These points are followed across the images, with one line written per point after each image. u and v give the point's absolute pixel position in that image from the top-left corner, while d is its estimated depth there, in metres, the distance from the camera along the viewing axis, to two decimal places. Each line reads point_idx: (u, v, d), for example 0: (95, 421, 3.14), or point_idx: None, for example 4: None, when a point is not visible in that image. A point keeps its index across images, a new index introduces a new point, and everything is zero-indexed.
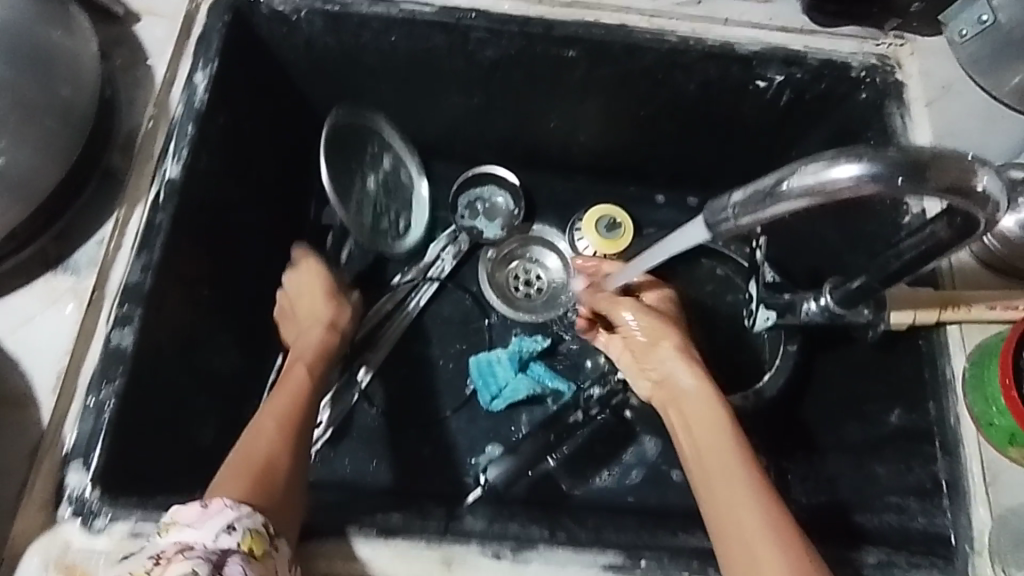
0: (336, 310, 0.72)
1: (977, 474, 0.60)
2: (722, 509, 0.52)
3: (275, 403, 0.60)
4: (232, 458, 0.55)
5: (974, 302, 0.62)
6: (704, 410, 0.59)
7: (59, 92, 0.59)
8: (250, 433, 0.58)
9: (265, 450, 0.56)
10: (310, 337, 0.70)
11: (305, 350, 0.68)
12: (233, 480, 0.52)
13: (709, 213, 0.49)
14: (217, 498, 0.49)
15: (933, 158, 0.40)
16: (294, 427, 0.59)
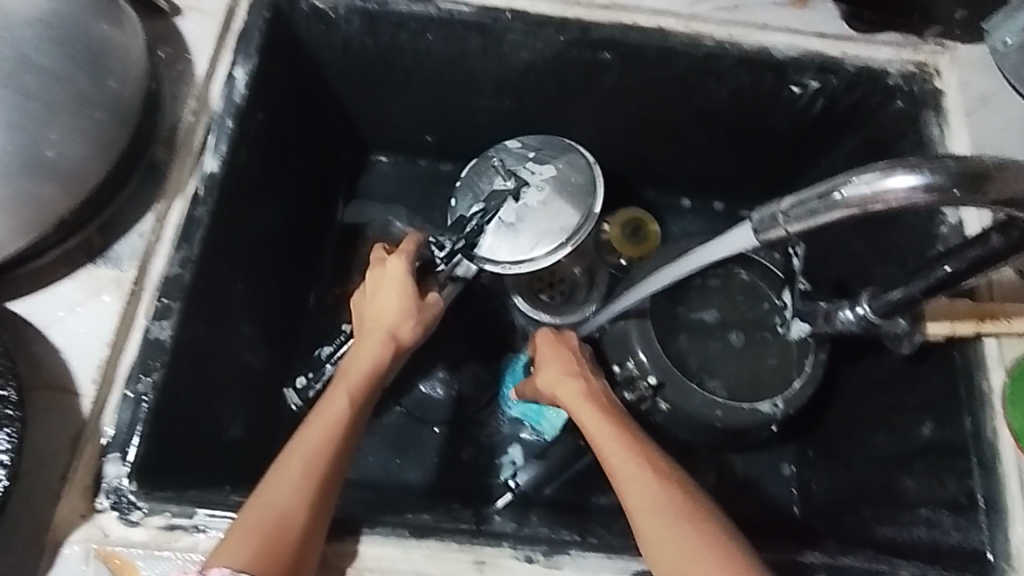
0: (398, 322, 0.66)
1: (1016, 493, 0.59)
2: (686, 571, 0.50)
3: (305, 438, 0.56)
4: (250, 505, 0.52)
5: (1014, 315, 0.61)
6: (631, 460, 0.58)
7: (107, 85, 0.60)
8: (274, 472, 0.55)
9: (281, 504, 0.52)
10: (362, 355, 0.64)
11: (356, 372, 0.63)
12: (238, 542, 0.49)
13: (757, 220, 0.48)
14: (215, 569, 0.48)
15: (995, 168, 0.38)
16: (321, 469, 0.55)
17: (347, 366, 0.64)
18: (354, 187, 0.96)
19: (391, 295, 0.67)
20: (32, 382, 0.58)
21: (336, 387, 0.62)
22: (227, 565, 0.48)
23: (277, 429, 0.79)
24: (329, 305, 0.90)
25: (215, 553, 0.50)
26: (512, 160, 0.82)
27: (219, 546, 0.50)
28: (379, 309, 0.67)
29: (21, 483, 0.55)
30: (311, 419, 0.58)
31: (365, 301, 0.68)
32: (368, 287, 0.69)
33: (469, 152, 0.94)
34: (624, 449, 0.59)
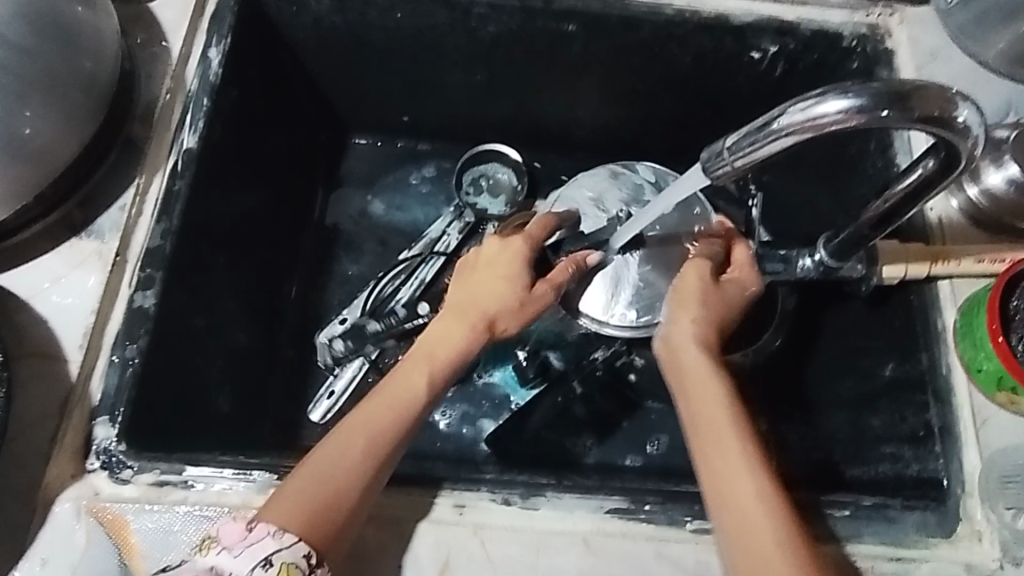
0: (500, 312, 0.64)
1: (969, 417, 0.62)
2: (739, 517, 0.52)
3: (373, 417, 0.57)
4: (308, 466, 0.53)
5: (964, 256, 0.64)
6: (716, 392, 0.58)
7: (84, 64, 0.62)
8: (337, 441, 0.55)
9: (337, 482, 0.53)
10: (450, 339, 0.63)
11: (436, 350, 0.62)
12: (294, 504, 0.51)
13: (706, 160, 0.51)
14: (264, 524, 0.50)
15: (915, 90, 0.43)
16: (383, 452, 0.55)
17: (433, 342, 0.63)
18: (335, 170, 0.97)
19: (505, 279, 0.66)
20: (19, 350, 0.60)
21: (416, 364, 0.61)
22: (275, 522, 0.50)
23: (264, 401, 0.81)
24: (312, 283, 0.91)
25: (267, 507, 0.52)
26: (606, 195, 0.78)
27: (273, 498, 0.52)
28: (483, 292, 0.65)
29: (12, 445, 0.57)
30: (380, 395, 0.58)
31: (465, 281, 0.67)
32: (481, 260, 0.68)
33: (445, 130, 0.96)
34: (712, 380, 0.59)
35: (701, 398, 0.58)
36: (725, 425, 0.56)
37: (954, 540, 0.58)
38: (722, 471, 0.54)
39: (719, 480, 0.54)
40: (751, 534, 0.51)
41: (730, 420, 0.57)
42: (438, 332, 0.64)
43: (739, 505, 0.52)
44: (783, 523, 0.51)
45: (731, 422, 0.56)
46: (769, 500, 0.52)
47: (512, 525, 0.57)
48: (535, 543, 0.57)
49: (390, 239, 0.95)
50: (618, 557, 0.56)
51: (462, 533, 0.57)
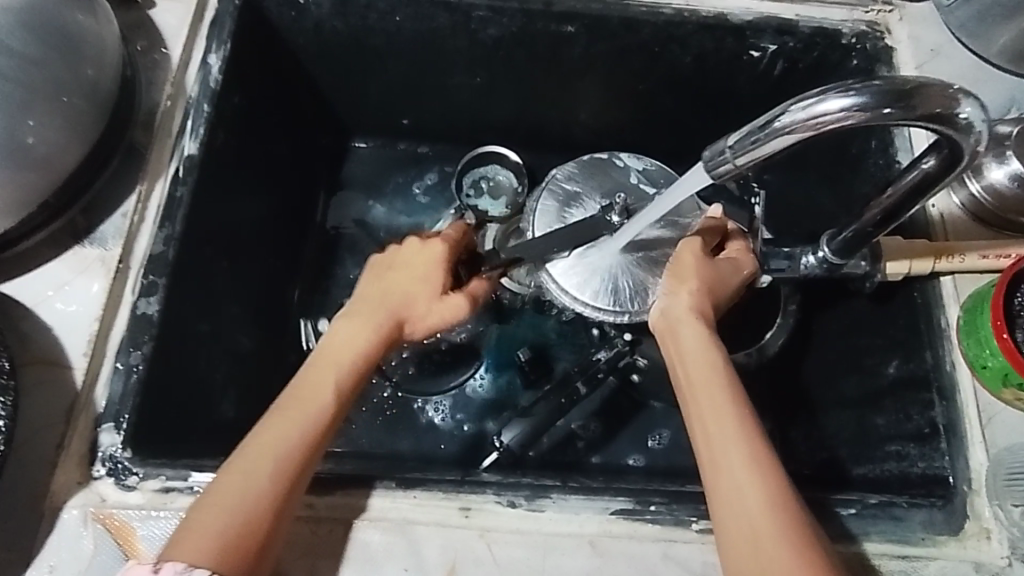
0: (405, 313, 0.63)
1: (973, 415, 0.62)
2: (736, 499, 0.49)
3: (284, 430, 0.53)
4: (212, 495, 0.50)
5: (967, 251, 0.64)
6: (716, 382, 0.55)
7: (85, 72, 0.62)
8: (241, 461, 0.51)
9: (248, 506, 0.49)
10: (357, 341, 0.60)
11: (343, 353, 0.59)
12: (202, 537, 0.48)
13: (707, 158, 0.51)
14: (170, 564, 0.46)
15: (917, 87, 0.43)
16: (294, 468, 0.52)
17: (339, 348, 0.59)
18: (335, 174, 0.97)
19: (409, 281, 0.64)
20: (25, 358, 0.60)
21: (324, 370, 0.57)
22: (182, 562, 0.46)
23: (268, 406, 0.81)
24: (315, 287, 0.91)
25: (169, 546, 0.48)
26: (603, 187, 0.75)
27: (174, 537, 0.48)
28: (394, 295, 0.63)
29: (19, 453, 0.57)
30: (289, 403, 0.55)
31: (379, 282, 0.64)
32: (394, 263, 0.66)
33: (445, 133, 0.96)
34: (711, 371, 0.56)
35: (701, 388, 0.55)
36: (726, 414, 0.53)
37: (962, 538, 0.58)
38: (724, 464, 0.50)
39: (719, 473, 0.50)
40: (749, 515, 0.48)
41: (730, 409, 0.53)
42: (344, 334, 0.60)
43: (741, 498, 0.49)
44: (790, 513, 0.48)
45: (732, 410, 0.53)
46: (773, 489, 0.49)
47: (517, 527, 0.57)
48: (541, 546, 0.56)
49: (391, 243, 0.95)
50: (625, 559, 0.56)
51: (468, 536, 0.57)
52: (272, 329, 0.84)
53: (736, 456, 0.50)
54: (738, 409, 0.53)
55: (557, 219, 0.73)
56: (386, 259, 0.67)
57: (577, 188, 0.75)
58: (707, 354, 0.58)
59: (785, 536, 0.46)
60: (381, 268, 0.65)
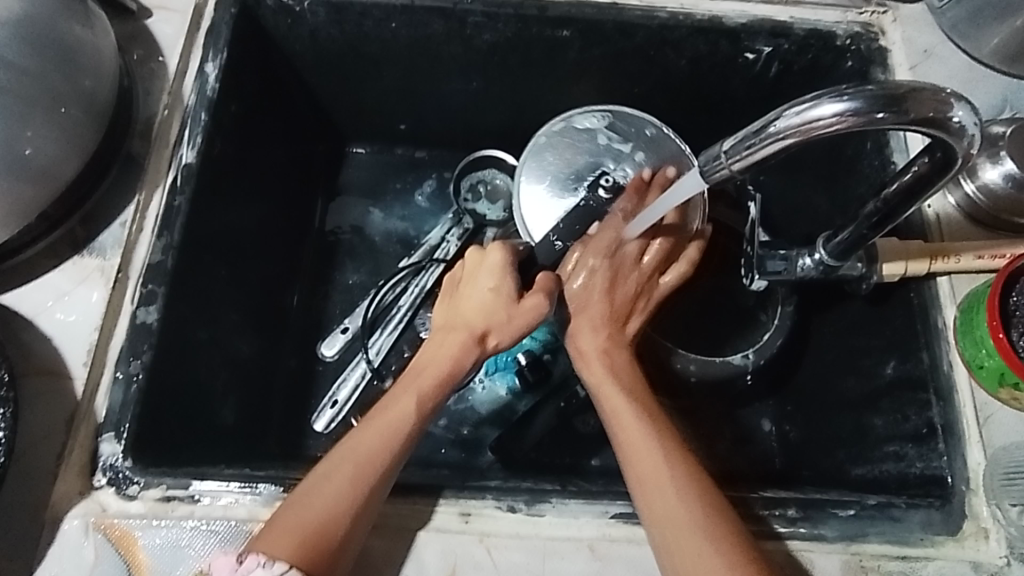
0: (486, 322, 0.64)
1: (970, 415, 0.62)
2: (663, 509, 0.54)
3: (364, 440, 0.56)
4: (294, 498, 0.53)
5: (963, 252, 0.64)
6: (635, 422, 0.60)
7: (83, 83, 0.62)
8: (326, 467, 0.55)
9: (325, 509, 0.52)
10: (439, 357, 0.63)
11: (427, 369, 0.62)
12: (282, 534, 0.50)
13: (703, 163, 0.52)
14: (252, 557, 0.48)
15: (910, 91, 0.43)
16: (372, 475, 0.54)
17: (424, 364, 0.63)
18: (333, 179, 0.97)
19: (485, 290, 0.65)
20: (25, 368, 0.60)
21: (405, 386, 0.61)
22: (263, 553, 0.49)
23: (268, 413, 0.81)
24: (313, 293, 0.92)
25: (256, 543, 0.50)
26: (579, 162, 0.77)
27: (261, 533, 0.51)
28: (467, 308, 0.65)
29: (21, 462, 0.57)
30: (373, 416, 0.58)
31: (453, 300, 0.67)
32: (464, 277, 0.68)
33: (442, 138, 0.96)
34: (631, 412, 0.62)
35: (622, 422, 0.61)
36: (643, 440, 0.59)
37: (960, 538, 0.58)
38: (647, 495, 0.55)
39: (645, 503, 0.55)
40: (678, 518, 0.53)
41: (649, 440, 0.59)
42: (428, 352, 0.64)
43: (668, 522, 0.53)
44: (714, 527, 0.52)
45: (650, 444, 0.58)
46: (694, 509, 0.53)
47: (518, 532, 0.58)
48: (541, 550, 0.57)
49: (389, 248, 0.95)
50: (624, 563, 0.57)
51: (468, 541, 0.57)
52: (271, 335, 0.84)
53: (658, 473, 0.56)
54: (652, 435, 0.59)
55: (550, 201, 0.75)
56: (458, 277, 0.69)
57: (555, 174, 0.76)
58: (627, 394, 0.63)
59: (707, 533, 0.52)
60: (451, 286, 0.68)
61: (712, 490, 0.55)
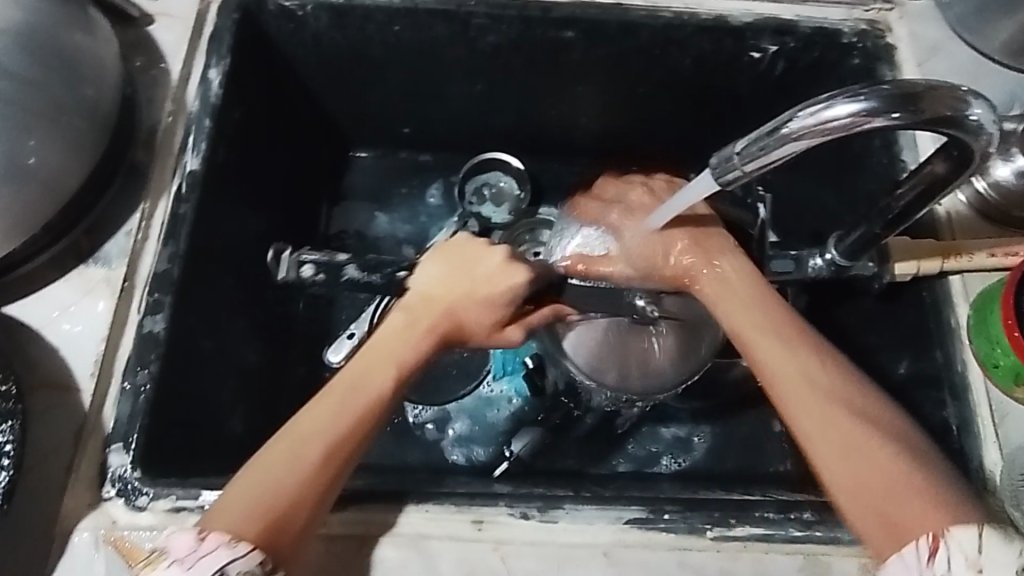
0: (467, 315, 0.61)
1: (986, 414, 0.61)
2: (851, 467, 0.49)
3: (327, 413, 0.54)
4: (255, 470, 0.52)
5: (975, 250, 0.64)
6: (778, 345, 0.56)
7: (86, 92, 0.62)
8: (293, 440, 0.53)
9: (293, 489, 0.51)
10: (409, 335, 0.59)
11: (397, 345, 0.59)
12: (239, 512, 0.49)
13: (714, 164, 0.51)
14: (213, 535, 0.48)
15: (926, 90, 0.43)
16: (340, 459, 0.53)
17: (390, 340, 0.59)
18: (336, 184, 0.97)
19: (483, 283, 0.62)
20: (33, 380, 0.60)
21: (374, 359, 0.58)
22: (223, 532, 0.48)
23: (276, 420, 0.81)
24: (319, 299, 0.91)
25: (213, 516, 0.49)
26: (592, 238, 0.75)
27: (217, 507, 0.50)
28: (453, 301, 0.62)
29: (29, 475, 0.57)
30: (340, 386, 0.55)
31: (443, 278, 0.63)
32: (466, 260, 0.64)
33: (446, 141, 0.96)
34: (773, 336, 0.57)
35: (788, 361, 0.55)
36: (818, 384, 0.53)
37: None
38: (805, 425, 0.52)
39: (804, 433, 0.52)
40: (865, 478, 0.48)
41: (823, 384, 0.53)
42: (399, 328, 0.60)
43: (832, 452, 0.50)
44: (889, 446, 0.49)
45: (804, 366, 0.54)
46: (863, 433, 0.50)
47: (532, 540, 0.57)
48: (556, 557, 0.56)
49: (394, 252, 0.95)
50: (640, 569, 0.56)
51: (482, 549, 0.56)
52: (277, 343, 0.83)
53: (836, 423, 0.51)
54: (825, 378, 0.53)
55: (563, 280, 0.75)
56: (461, 254, 0.64)
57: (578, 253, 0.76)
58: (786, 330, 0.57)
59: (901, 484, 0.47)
60: (443, 261, 0.63)
61: (915, 449, 0.49)
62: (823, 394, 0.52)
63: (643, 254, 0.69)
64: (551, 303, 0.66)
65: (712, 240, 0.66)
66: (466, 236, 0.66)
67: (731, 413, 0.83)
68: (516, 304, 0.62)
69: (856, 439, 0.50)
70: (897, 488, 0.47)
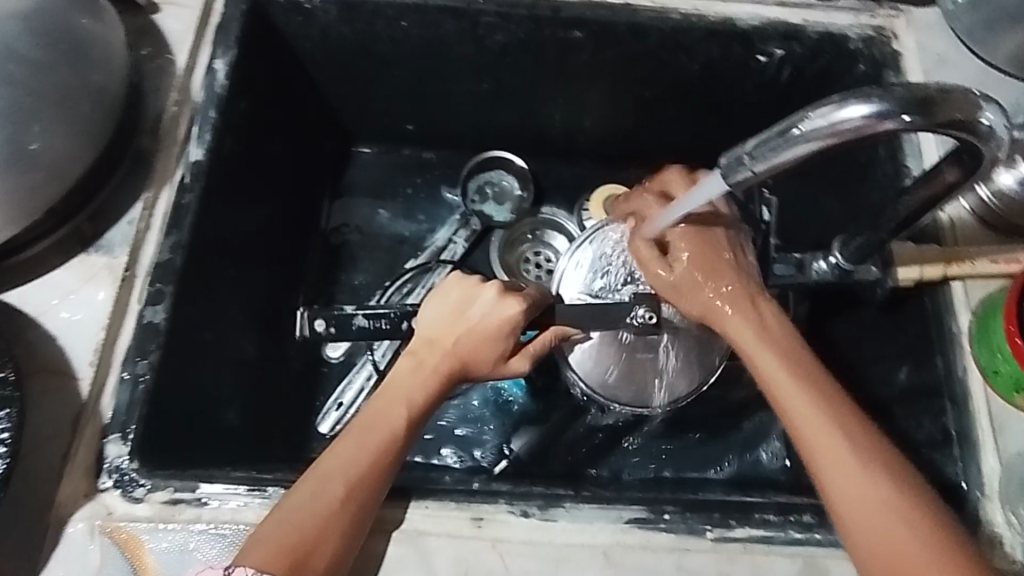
0: (475, 359, 0.62)
1: (985, 421, 0.62)
2: (856, 504, 0.50)
3: (346, 454, 0.54)
4: (277, 513, 0.52)
5: (978, 257, 0.64)
6: (789, 382, 0.56)
7: (91, 79, 0.61)
8: (312, 483, 0.53)
9: (314, 527, 0.50)
10: (421, 383, 0.60)
11: (409, 394, 0.59)
12: (267, 546, 0.49)
13: (724, 164, 0.51)
14: (239, 568, 0.48)
15: (939, 94, 0.43)
16: (364, 492, 0.53)
17: (398, 390, 0.60)
18: (339, 179, 0.97)
19: (485, 322, 0.62)
20: (31, 367, 0.59)
21: (384, 405, 0.58)
22: (251, 564, 0.48)
23: (274, 415, 0.80)
24: (320, 293, 0.91)
25: (243, 550, 0.50)
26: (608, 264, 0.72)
27: (248, 543, 0.50)
28: (459, 342, 0.62)
29: (24, 464, 0.56)
30: (353, 432, 0.56)
31: (445, 320, 0.63)
32: (464, 303, 0.63)
33: (450, 140, 0.96)
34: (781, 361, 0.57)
35: (789, 399, 0.55)
36: (817, 417, 0.53)
37: (973, 545, 0.58)
38: (829, 462, 0.52)
39: (824, 473, 0.52)
40: (874, 515, 0.49)
41: (822, 417, 0.53)
42: (408, 369, 0.61)
43: (852, 489, 0.51)
44: (903, 487, 0.50)
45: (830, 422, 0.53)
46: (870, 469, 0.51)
47: (531, 538, 0.57)
48: (555, 556, 0.56)
49: (396, 248, 0.94)
50: (639, 570, 0.56)
51: (480, 547, 0.56)
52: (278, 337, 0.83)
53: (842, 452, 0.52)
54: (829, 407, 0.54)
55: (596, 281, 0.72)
56: (465, 297, 0.63)
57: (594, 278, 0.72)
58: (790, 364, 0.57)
59: (901, 516, 0.49)
60: (443, 303, 0.63)
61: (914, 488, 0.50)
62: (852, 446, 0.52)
63: (675, 283, 0.64)
64: (552, 327, 0.66)
65: (720, 259, 0.63)
66: (460, 273, 0.66)
67: (731, 415, 0.83)
68: (516, 335, 0.62)
69: (869, 475, 0.51)
70: (920, 541, 0.48)
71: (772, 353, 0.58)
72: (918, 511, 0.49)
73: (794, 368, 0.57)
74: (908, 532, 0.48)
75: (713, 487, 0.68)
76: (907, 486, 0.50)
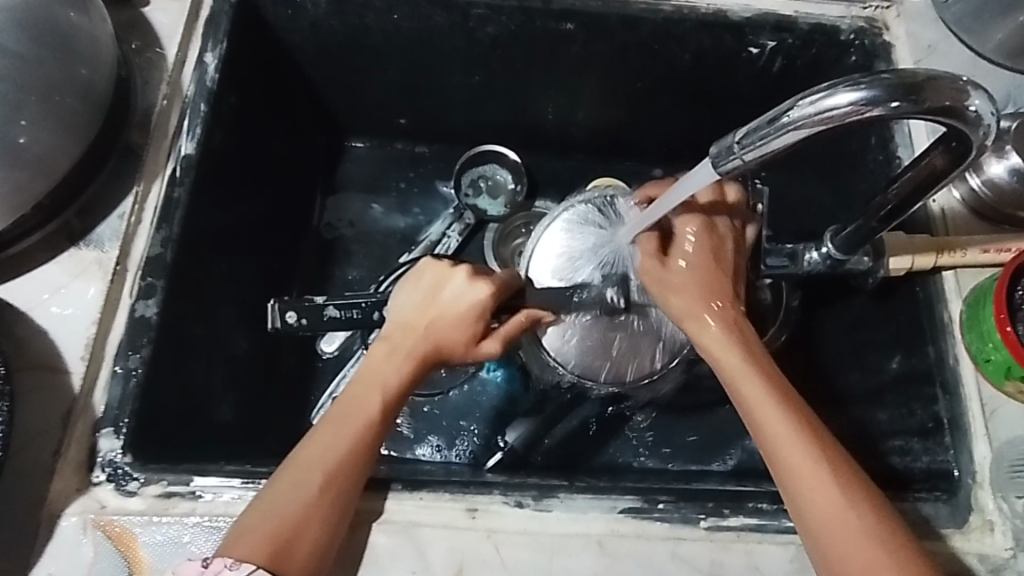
0: (449, 342, 0.61)
1: (976, 409, 0.62)
2: (820, 511, 0.51)
3: (324, 448, 0.54)
4: (257, 506, 0.52)
5: (970, 246, 0.64)
6: (760, 391, 0.56)
7: (80, 72, 0.61)
8: (292, 476, 0.53)
9: (295, 520, 0.50)
10: (396, 371, 0.60)
11: (384, 383, 0.59)
12: (250, 539, 0.49)
13: (714, 153, 0.51)
14: (219, 559, 0.48)
15: (927, 80, 0.43)
16: (343, 482, 0.53)
17: (373, 379, 0.59)
18: (332, 174, 0.96)
19: (456, 304, 0.62)
20: (23, 362, 0.59)
21: (362, 397, 0.58)
22: (233, 556, 0.48)
23: (268, 410, 0.80)
24: (313, 288, 0.91)
25: (227, 543, 0.50)
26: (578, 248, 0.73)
27: (230, 535, 0.50)
28: (433, 326, 0.62)
29: (16, 458, 0.56)
30: (330, 425, 0.56)
31: (418, 304, 0.63)
32: (437, 287, 0.63)
33: (443, 134, 0.96)
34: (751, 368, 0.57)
35: (758, 409, 0.55)
36: (785, 426, 0.54)
37: (964, 531, 0.58)
38: (796, 473, 0.52)
39: (790, 481, 0.52)
40: (836, 523, 0.50)
41: (790, 427, 0.54)
42: (382, 355, 0.61)
43: (818, 499, 0.51)
44: (863, 498, 0.51)
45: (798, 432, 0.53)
46: (834, 478, 0.52)
47: (525, 529, 0.57)
48: (550, 546, 0.56)
49: (389, 243, 0.94)
50: (632, 559, 0.56)
51: (475, 538, 0.56)
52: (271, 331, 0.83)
53: (808, 462, 0.52)
54: (796, 417, 0.54)
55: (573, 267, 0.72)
56: (436, 280, 0.63)
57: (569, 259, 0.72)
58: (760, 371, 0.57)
59: (862, 525, 0.50)
60: (415, 287, 0.63)
61: (873, 497, 0.52)
62: (818, 457, 0.52)
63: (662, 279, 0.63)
64: (524, 310, 0.66)
65: (716, 267, 0.62)
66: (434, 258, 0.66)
67: (725, 406, 0.83)
68: (486, 317, 0.62)
69: (832, 486, 0.51)
70: (880, 551, 0.49)
71: (743, 359, 0.58)
72: (883, 521, 0.50)
73: (763, 375, 0.57)
74: (869, 542, 0.49)
75: (707, 477, 0.68)
76: (867, 497, 0.51)
